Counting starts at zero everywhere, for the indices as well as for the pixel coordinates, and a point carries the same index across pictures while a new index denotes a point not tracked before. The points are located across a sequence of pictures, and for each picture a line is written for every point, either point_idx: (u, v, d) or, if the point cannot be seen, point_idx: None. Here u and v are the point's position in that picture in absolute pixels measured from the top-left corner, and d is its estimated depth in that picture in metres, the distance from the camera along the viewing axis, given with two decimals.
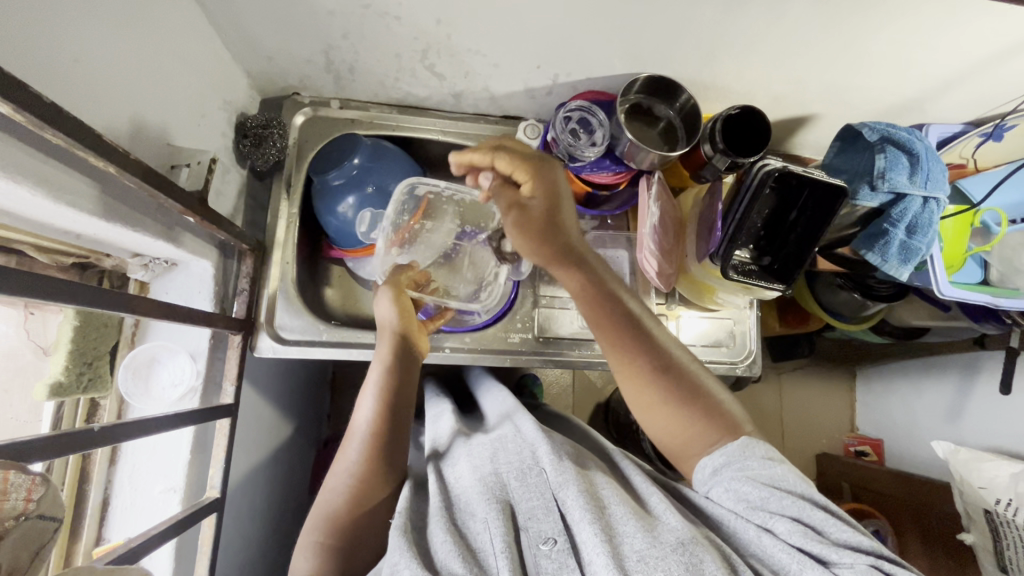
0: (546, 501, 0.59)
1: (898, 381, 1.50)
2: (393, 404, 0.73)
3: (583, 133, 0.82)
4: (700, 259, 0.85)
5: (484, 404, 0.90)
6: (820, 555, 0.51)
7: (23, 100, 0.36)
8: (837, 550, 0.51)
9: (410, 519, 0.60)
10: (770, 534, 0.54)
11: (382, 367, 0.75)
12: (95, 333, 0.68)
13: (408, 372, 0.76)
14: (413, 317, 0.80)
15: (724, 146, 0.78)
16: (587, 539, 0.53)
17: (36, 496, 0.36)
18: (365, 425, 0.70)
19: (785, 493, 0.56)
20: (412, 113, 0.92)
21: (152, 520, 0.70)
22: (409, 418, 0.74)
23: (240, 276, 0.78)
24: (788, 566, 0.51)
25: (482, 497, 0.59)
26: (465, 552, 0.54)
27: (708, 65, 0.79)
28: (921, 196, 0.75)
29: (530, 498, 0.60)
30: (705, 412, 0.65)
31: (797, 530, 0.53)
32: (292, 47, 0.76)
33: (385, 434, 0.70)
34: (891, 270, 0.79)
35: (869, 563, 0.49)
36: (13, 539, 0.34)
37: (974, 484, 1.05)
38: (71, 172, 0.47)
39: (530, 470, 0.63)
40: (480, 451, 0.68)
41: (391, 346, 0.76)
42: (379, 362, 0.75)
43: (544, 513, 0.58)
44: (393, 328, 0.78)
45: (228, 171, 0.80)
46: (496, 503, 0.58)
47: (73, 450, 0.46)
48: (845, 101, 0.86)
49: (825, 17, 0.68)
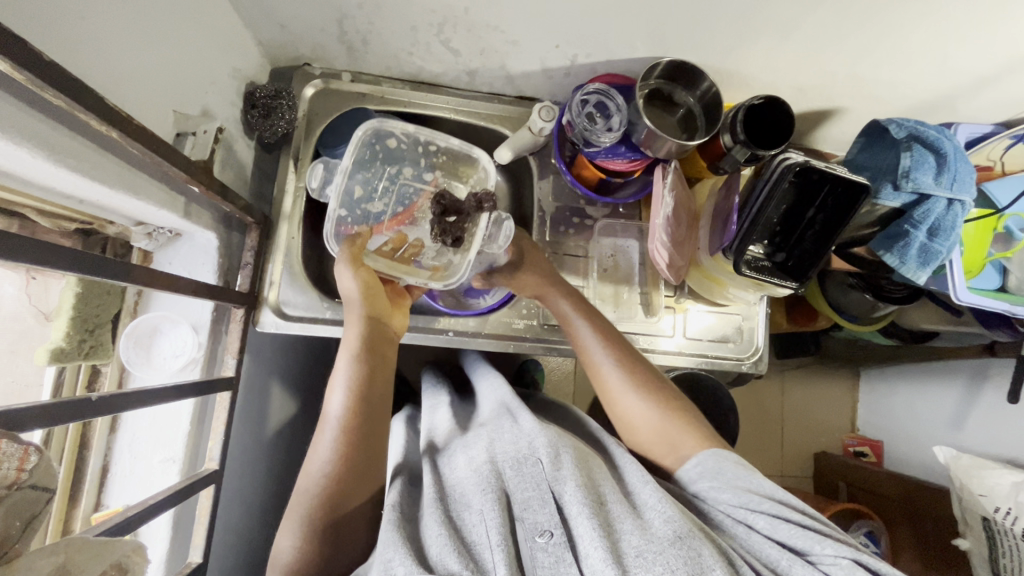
0: (542, 493, 0.58)
1: (904, 384, 1.49)
2: (366, 400, 0.66)
3: (600, 117, 0.79)
4: (712, 252, 0.84)
5: (481, 393, 0.88)
6: (807, 553, 0.53)
7: (19, 56, 0.35)
8: (819, 545, 0.53)
9: (403, 513, 0.59)
10: (755, 531, 0.56)
11: (350, 355, 0.68)
12: (99, 301, 0.68)
13: (378, 358, 0.70)
14: (377, 292, 0.72)
15: (745, 138, 0.76)
16: (584, 532, 0.53)
17: (28, 466, 0.36)
18: (337, 418, 0.65)
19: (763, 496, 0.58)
20: (425, 90, 0.89)
21: (152, 488, 0.70)
22: (382, 416, 0.68)
23: (244, 250, 0.78)
24: (776, 561, 0.53)
25: (479, 488, 0.58)
26: (461, 547, 0.53)
27: (733, 52, 0.76)
28: (945, 198, 0.72)
29: (525, 489, 0.58)
30: (678, 424, 0.69)
31: (777, 527, 0.55)
32: (305, 15, 0.74)
33: (359, 433, 0.64)
34: (907, 273, 0.77)
35: (851, 559, 0.51)
36: (3, 508, 0.34)
37: (974, 491, 1.04)
38: (76, 135, 0.46)
39: (526, 460, 0.61)
40: (476, 443, 0.67)
41: (360, 331, 0.70)
42: (347, 348, 0.69)
43: (540, 504, 0.57)
44: (359, 308, 0.71)
45: (236, 142, 0.78)
46: (493, 493, 0.57)
47: (69, 419, 0.45)
48: (872, 95, 0.83)
49: (859, 6, 0.65)
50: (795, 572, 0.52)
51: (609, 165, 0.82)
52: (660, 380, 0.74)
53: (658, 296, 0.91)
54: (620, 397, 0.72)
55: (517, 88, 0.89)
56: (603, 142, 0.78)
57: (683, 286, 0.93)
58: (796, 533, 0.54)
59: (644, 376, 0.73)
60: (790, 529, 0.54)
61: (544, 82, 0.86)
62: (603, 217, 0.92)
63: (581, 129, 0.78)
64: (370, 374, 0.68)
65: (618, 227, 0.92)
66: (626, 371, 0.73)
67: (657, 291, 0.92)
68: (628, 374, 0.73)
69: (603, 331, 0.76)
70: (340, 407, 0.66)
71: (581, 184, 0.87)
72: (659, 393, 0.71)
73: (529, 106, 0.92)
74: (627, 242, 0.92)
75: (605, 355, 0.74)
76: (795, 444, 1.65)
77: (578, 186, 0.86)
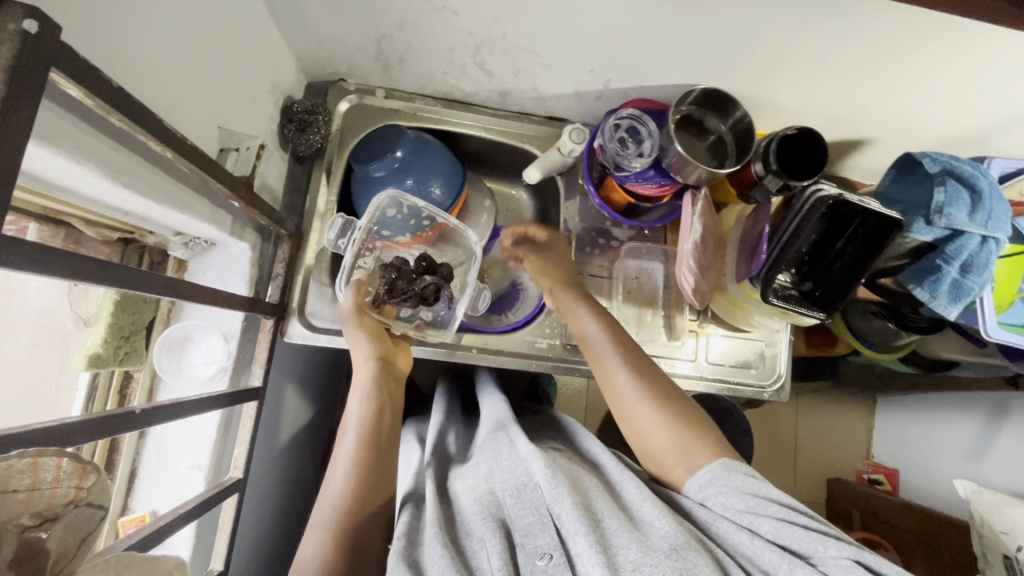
0: (542, 517, 0.58)
1: (921, 413, 1.47)
2: (375, 430, 0.70)
3: (632, 142, 0.80)
4: (739, 279, 0.83)
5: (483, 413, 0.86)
6: (809, 556, 0.53)
7: (93, 85, 0.36)
8: (821, 545, 0.53)
9: (408, 537, 0.59)
10: (756, 535, 0.56)
11: (360, 393, 0.73)
12: (135, 308, 0.69)
13: (387, 397, 0.74)
14: (385, 338, 0.77)
15: (778, 167, 0.76)
16: (582, 551, 0.53)
17: (85, 486, 0.40)
18: (356, 428, 0.70)
19: (768, 501, 0.57)
20: (456, 108, 0.90)
21: (177, 494, 0.71)
22: (392, 445, 0.72)
23: (275, 260, 0.79)
24: (778, 565, 0.52)
25: (479, 517, 0.59)
26: (461, 566, 0.53)
27: (768, 82, 0.76)
28: (980, 235, 0.72)
29: (525, 515, 0.59)
30: (686, 429, 0.67)
31: (783, 528, 0.55)
32: (345, 34, 0.75)
33: (371, 467, 0.67)
34: (939, 308, 0.77)
35: (851, 558, 0.52)
36: (65, 523, 0.38)
37: (996, 527, 1.02)
38: (132, 156, 0.47)
39: (524, 487, 0.61)
40: (474, 472, 0.68)
41: (371, 372, 0.74)
42: (358, 389, 0.74)
43: (540, 528, 0.57)
44: (370, 352, 0.75)
45: (272, 155, 0.80)
46: (493, 521, 0.58)
47: (109, 433, 0.44)
48: (905, 128, 0.83)
49: (899, 42, 0.65)
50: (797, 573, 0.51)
51: (638, 190, 0.82)
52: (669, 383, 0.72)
53: (682, 320, 0.91)
54: (638, 413, 0.70)
55: (547, 109, 0.89)
56: (633, 167, 0.79)
57: (707, 311, 0.92)
58: (801, 536, 0.54)
59: (661, 391, 0.71)
60: (796, 530, 0.55)
61: (576, 105, 0.87)
62: (629, 239, 0.92)
63: (612, 154, 0.79)
64: (380, 408, 0.73)
65: (642, 251, 0.92)
66: (643, 387, 0.70)
67: (680, 315, 0.91)
68: (645, 389, 0.70)
69: (622, 350, 0.74)
70: (353, 441, 0.69)
71: (609, 207, 0.87)
72: (675, 407, 0.69)
73: (558, 127, 0.92)
74: (651, 265, 0.92)
75: (622, 371, 0.72)
76: (808, 468, 1.63)
77: (605, 209, 0.87)
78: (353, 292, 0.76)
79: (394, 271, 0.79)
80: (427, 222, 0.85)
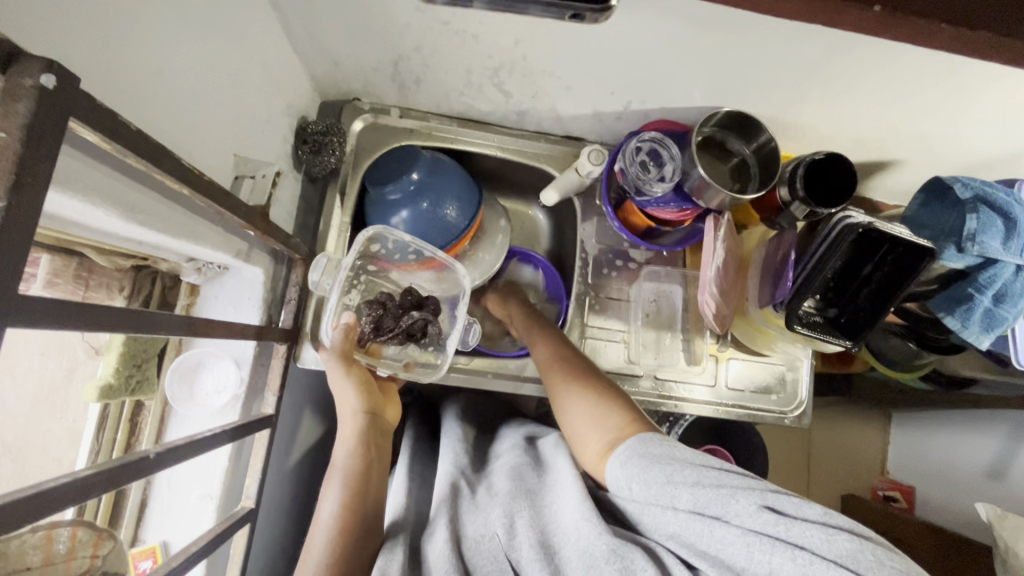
0: (500, 563, 0.58)
1: (938, 429, 1.44)
2: (357, 487, 0.68)
3: (653, 165, 0.78)
4: (762, 304, 0.82)
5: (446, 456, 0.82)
6: (724, 516, 0.50)
7: (110, 129, 0.34)
8: (732, 501, 0.50)
9: None
10: (678, 509, 0.53)
11: (346, 446, 0.73)
12: (147, 336, 0.67)
13: (372, 453, 0.73)
14: (373, 389, 0.76)
15: (804, 194, 0.74)
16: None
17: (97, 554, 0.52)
18: (342, 471, 0.70)
19: (682, 465, 0.53)
20: (472, 127, 0.89)
21: (188, 525, 0.70)
22: (376, 499, 0.70)
23: (288, 284, 0.77)
24: (701, 532, 0.51)
25: (441, 568, 0.57)
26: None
27: (795, 105, 0.74)
28: (1014, 263, 0.70)
29: (484, 564, 0.59)
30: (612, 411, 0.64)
31: (698, 493, 0.51)
32: (361, 54, 0.74)
33: (356, 528, 0.65)
34: (971, 338, 0.75)
35: (761, 504, 0.49)
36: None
37: (1021, 555, 0.99)
38: (148, 192, 0.46)
39: (483, 535, 0.61)
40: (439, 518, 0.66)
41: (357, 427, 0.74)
42: (344, 442, 0.73)
43: (500, 575, 0.57)
44: (358, 408, 0.75)
45: (285, 176, 0.78)
46: (458, 569, 0.57)
47: (121, 483, 0.42)
48: (934, 150, 0.80)
49: (933, 67, 0.63)
50: (720, 534, 0.50)
51: (659, 214, 0.80)
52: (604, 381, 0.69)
53: (701, 345, 0.89)
54: (572, 416, 0.66)
55: (565, 128, 0.88)
56: (655, 192, 0.77)
57: (726, 335, 0.90)
58: (714, 497, 0.51)
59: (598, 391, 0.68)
60: (709, 493, 0.51)
61: (594, 124, 0.85)
62: (647, 261, 0.91)
63: (633, 178, 0.78)
64: (366, 466, 0.71)
65: (661, 274, 0.90)
66: (578, 390, 0.68)
67: (700, 339, 0.89)
68: (580, 383, 0.69)
69: (564, 363, 0.73)
70: (336, 503, 0.67)
71: (629, 230, 0.86)
72: (605, 400, 0.66)
73: (575, 146, 0.91)
74: (670, 288, 0.90)
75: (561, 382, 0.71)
76: (822, 485, 1.60)
77: (624, 232, 0.85)
78: (337, 338, 0.73)
79: (380, 307, 0.77)
80: (413, 256, 0.81)
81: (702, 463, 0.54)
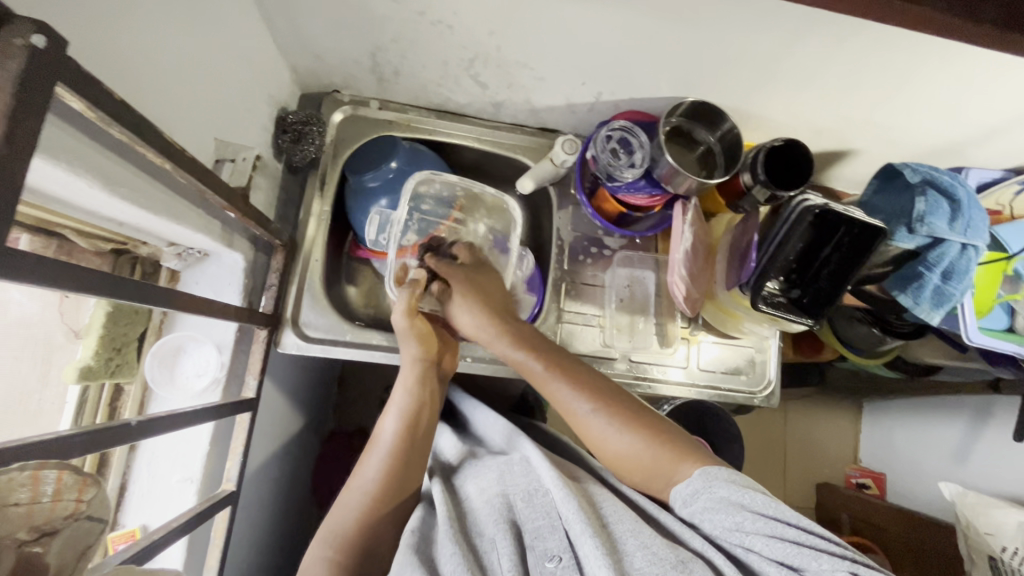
0: (552, 520, 0.61)
1: (905, 417, 1.50)
2: (412, 422, 0.72)
3: (623, 153, 0.82)
4: (729, 286, 0.85)
5: (478, 426, 0.86)
6: (802, 569, 0.53)
7: (96, 98, 0.36)
8: (814, 559, 0.52)
9: (421, 533, 0.62)
10: (753, 552, 0.55)
11: (405, 390, 0.74)
12: (126, 320, 0.68)
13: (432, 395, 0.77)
14: (432, 340, 0.79)
15: (765, 177, 0.78)
16: (589, 552, 0.55)
17: (85, 500, 0.45)
18: (397, 424, 0.72)
19: (758, 515, 0.56)
20: (450, 119, 0.91)
21: (168, 508, 0.70)
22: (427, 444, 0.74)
23: (269, 271, 0.79)
24: None
25: (491, 518, 0.62)
26: (475, 568, 0.56)
27: (755, 95, 0.78)
28: (960, 242, 0.74)
29: (535, 518, 0.61)
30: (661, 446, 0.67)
31: (775, 545, 0.54)
32: (341, 46, 0.76)
33: (402, 454, 0.70)
34: (923, 314, 0.79)
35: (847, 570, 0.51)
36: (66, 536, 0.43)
37: (981, 529, 1.04)
38: (131, 167, 0.48)
39: (536, 492, 0.64)
40: (487, 473, 0.70)
41: (416, 372, 0.76)
42: (403, 385, 0.75)
43: (550, 531, 0.60)
44: (417, 354, 0.77)
45: (265, 165, 0.80)
46: (505, 523, 0.61)
47: (110, 444, 0.46)
48: (886, 140, 0.85)
49: (879, 58, 0.67)
50: None
51: (630, 200, 0.84)
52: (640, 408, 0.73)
53: (673, 328, 0.92)
54: (612, 438, 0.70)
55: (540, 120, 0.91)
56: (625, 178, 0.81)
57: (698, 319, 0.93)
58: (794, 549, 0.53)
59: (627, 409, 0.72)
60: (788, 547, 0.54)
61: (568, 116, 0.89)
62: (620, 248, 0.94)
63: (604, 164, 0.81)
64: (420, 403, 0.74)
65: (635, 259, 0.94)
66: (608, 411, 0.71)
67: (672, 322, 0.92)
68: (610, 413, 0.71)
69: (575, 380, 0.73)
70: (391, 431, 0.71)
71: (602, 217, 0.89)
72: (645, 422, 0.70)
73: (550, 138, 0.94)
74: (643, 273, 0.94)
75: (584, 403, 0.72)
76: (797, 473, 1.64)
77: (598, 219, 0.88)
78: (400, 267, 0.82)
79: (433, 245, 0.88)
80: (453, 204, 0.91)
81: (777, 514, 0.56)
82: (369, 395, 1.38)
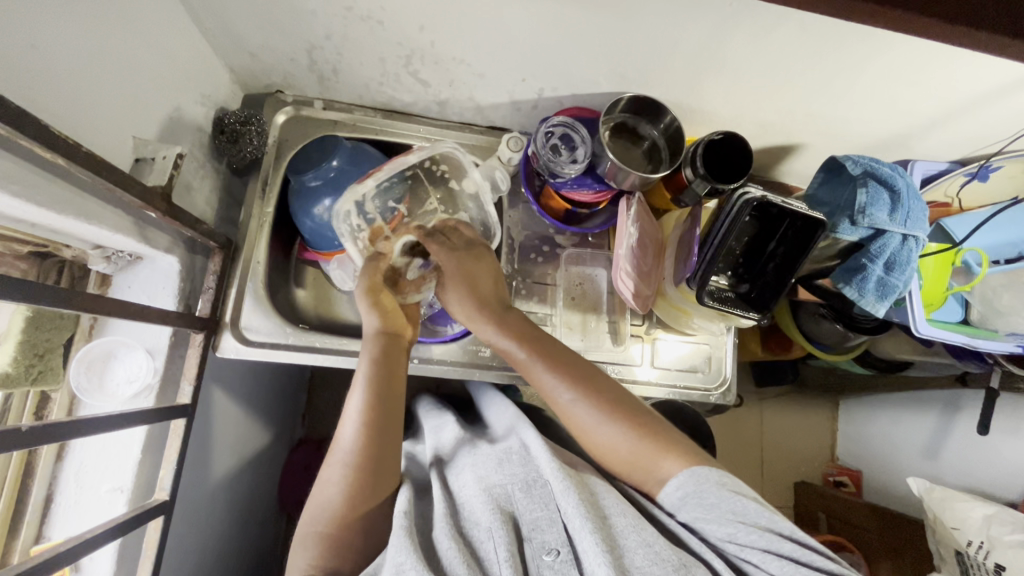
0: (550, 513, 0.62)
1: (875, 412, 1.47)
2: (386, 399, 0.70)
3: (565, 148, 0.81)
4: (677, 282, 0.84)
5: (490, 418, 0.88)
6: None
7: None
8: None
9: (416, 523, 0.63)
10: (750, 564, 0.57)
11: (369, 363, 0.71)
12: (50, 324, 0.67)
13: (397, 365, 0.73)
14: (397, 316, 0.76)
15: (704, 171, 0.79)
16: (588, 548, 0.57)
17: None
18: (359, 414, 0.68)
19: (751, 528, 0.57)
20: (396, 118, 0.90)
21: (96, 519, 0.68)
22: (396, 422, 0.71)
23: (206, 274, 0.77)
24: None
25: (485, 507, 0.62)
26: (471, 560, 0.58)
27: (693, 90, 0.78)
28: (900, 233, 0.75)
29: (533, 510, 0.63)
30: (657, 437, 0.66)
31: (771, 563, 0.55)
32: (275, 44, 0.75)
33: (377, 429, 0.68)
34: (867, 306, 0.79)
35: None
36: None
37: (947, 524, 1.02)
38: (15, 160, 0.47)
39: (535, 482, 0.66)
40: (485, 461, 0.71)
41: (380, 343, 0.73)
42: (368, 353, 0.72)
43: (548, 524, 0.61)
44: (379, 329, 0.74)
45: (201, 165, 0.78)
46: (500, 513, 0.62)
47: (13, 446, 0.48)
48: (830, 133, 0.86)
49: (807, 50, 0.67)
50: None
51: (575, 196, 0.83)
52: (623, 395, 0.70)
53: (625, 325, 0.92)
54: (594, 428, 0.68)
55: (487, 118, 0.90)
56: (567, 173, 0.80)
57: (652, 315, 0.93)
58: (791, 567, 0.54)
59: (611, 398, 0.69)
60: (786, 564, 0.54)
61: (514, 113, 0.88)
62: (572, 246, 0.93)
63: (545, 161, 0.80)
64: (388, 373, 0.72)
65: (586, 257, 0.93)
66: (591, 401, 0.68)
67: (624, 320, 0.92)
68: (604, 409, 0.68)
69: (562, 367, 0.70)
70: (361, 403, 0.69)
71: (549, 214, 0.89)
72: (632, 413, 0.68)
73: (499, 136, 0.93)
74: (595, 271, 0.93)
75: (567, 392, 0.69)
76: (774, 471, 1.59)
77: (544, 216, 0.88)
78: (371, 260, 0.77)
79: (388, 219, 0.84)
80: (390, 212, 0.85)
81: (772, 527, 0.57)
82: (337, 401, 1.35)
